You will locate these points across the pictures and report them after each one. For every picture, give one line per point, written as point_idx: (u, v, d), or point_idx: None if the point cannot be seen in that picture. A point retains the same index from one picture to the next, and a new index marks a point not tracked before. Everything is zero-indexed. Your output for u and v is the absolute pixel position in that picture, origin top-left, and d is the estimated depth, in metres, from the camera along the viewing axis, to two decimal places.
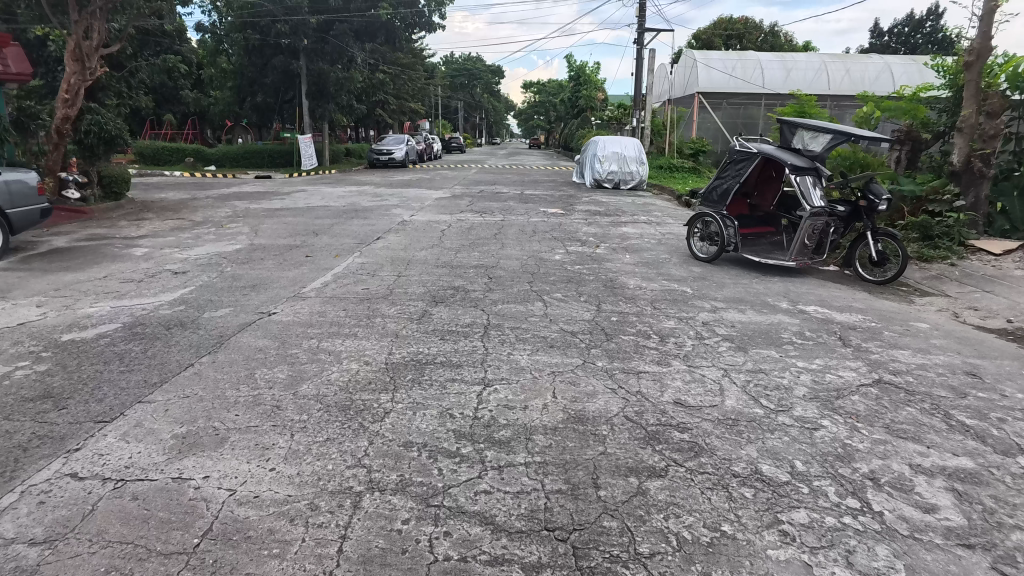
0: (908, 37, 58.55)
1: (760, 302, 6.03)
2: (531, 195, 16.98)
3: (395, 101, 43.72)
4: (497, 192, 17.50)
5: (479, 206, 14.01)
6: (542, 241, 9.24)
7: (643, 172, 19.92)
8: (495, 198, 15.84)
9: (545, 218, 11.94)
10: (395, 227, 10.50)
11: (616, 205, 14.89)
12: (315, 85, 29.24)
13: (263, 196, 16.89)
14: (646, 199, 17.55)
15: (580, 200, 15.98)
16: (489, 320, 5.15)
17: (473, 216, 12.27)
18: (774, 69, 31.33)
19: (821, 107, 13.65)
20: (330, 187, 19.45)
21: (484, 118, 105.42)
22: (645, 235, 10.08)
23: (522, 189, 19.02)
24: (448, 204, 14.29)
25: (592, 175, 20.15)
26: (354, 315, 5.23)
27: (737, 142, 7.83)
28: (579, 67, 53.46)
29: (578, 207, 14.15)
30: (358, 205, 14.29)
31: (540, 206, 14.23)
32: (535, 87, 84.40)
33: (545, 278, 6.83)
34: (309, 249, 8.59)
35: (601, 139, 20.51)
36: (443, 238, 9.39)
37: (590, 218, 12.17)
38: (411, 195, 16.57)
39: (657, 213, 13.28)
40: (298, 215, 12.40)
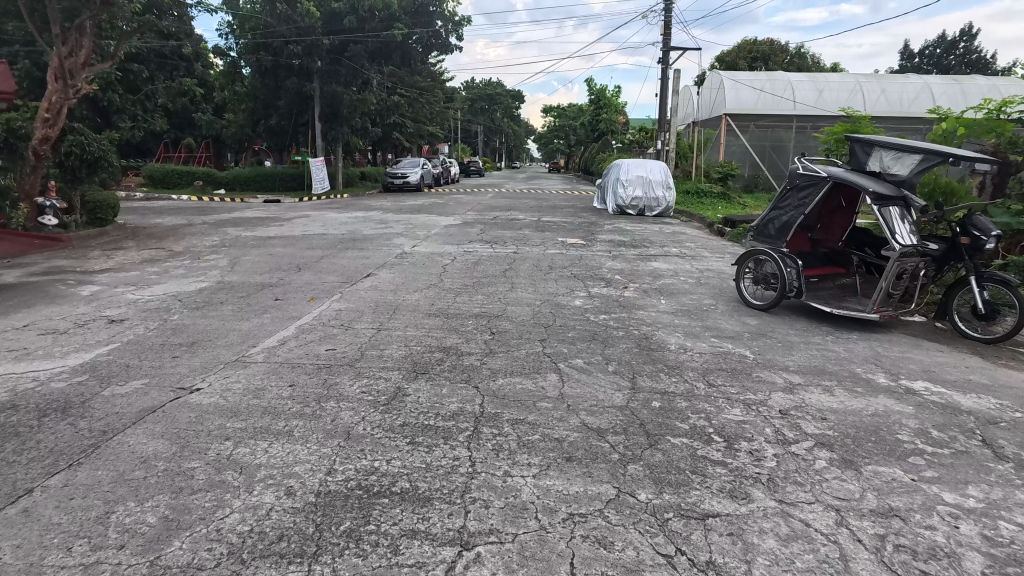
0: (940, 58, 56.62)
1: (848, 376, 4.53)
2: (548, 223, 15.67)
3: (413, 124, 43.12)
4: (512, 219, 16.27)
5: (491, 235, 12.73)
6: (559, 280, 7.84)
7: (670, 198, 18.49)
8: (508, 226, 14.56)
9: (563, 251, 10.57)
10: (392, 261, 9.24)
11: (642, 234, 13.48)
12: (328, 107, 28.57)
13: (262, 222, 15.84)
14: (674, 226, 16.11)
15: (602, 229, 14.62)
16: (482, 407, 3.72)
17: (483, 247, 10.99)
18: (806, 89, 29.85)
19: (879, 128, 11.98)
20: (336, 212, 18.38)
21: (504, 142, 105.40)
22: (680, 272, 8.63)
23: (539, 215, 17.74)
24: (456, 233, 13.04)
25: (615, 201, 18.78)
26: (298, 397, 3.84)
27: (799, 164, 6.39)
28: (599, 90, 52.63)
29: (600, 237, 12.78)
30: (359, 233, 13.10)
31: (558, 236, 12.89)
32: (555, 111, 83.84)
33: (560, 333, 5.41)
34: (284, 288, 7.33)
35: (624, 162, 19.15)
36: (443, 275, 8.06)
37: (614, 250, 10.77)
38: (419, 222, 15.37)
39: (689, 245, 11.82)
40: (290, 245, 11.25)
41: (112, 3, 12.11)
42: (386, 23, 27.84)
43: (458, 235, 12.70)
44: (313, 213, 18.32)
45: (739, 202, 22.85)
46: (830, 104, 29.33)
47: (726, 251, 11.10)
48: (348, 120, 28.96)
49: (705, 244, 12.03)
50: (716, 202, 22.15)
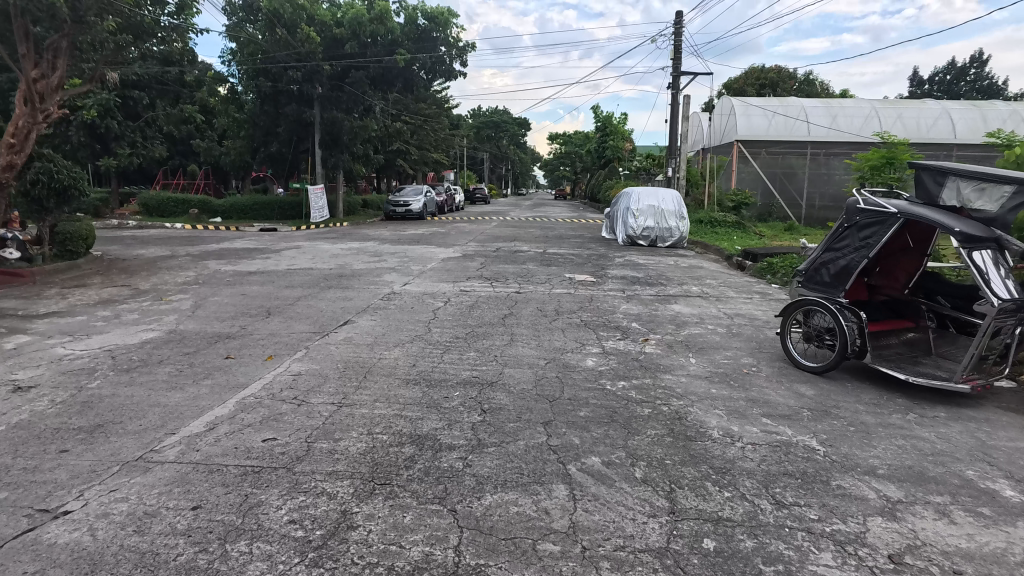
0: (951, 85, 55.89)
1: (959, 485, 3.36)
2: (554, 255, 14.59)
3: (417, 151, 42.57)
4: (516, 250, 15.24)
5: (491, 270, 11.66)
6: (567, 330, 6.69)
7: (683, 228, 17.44)
8: (511, 259, 13.49)
9: (572, 290, 9.44)
10: (377, 303, 8.16)
11: (656, 269, 12.36)
12: (329, 134, 27.95)
13: (248, 254, 14.84)
14: (690, 259, 15.01)
15: (612, 262, 13.53)
16: (458, 556, 2.55)
17: (482, 285, 9.89)
18: (820, 116, 29.01)
19: (914, 152, 10.85)
20: (330, 243, 17.43)
21: (511, 170, 105.45)
22: (706, 319, 7.48)
23: (545, 247, 16.71)
24: (454, 268, 11.98)
25: (625, 231, 17.73)
26: (194, 536, 2.68)
27: (858, 197, 5.28)
28: (605, 118, 52.27)
29: (611, 273, 11.66)
30: (349, 267, 12.09)
31: (564, 271, 11.80)
32: (561, 138, 83.77)
33: (569, 413, 4.25)
34: (243, 339, 6.24)
35: (635, 190, 18.14)
36: (432, 323, 6.94)
37: (627, 290, 9.64)
38: (416, 254, 14.35)
39: (710, 283, 10.68)
40: (270, 282, 10.21)
41: (86, 22, 11.32)
42: (388, 49, 27.33)
43: (456, 270, 11.64)
44: (306, 243, 17.38)
45: (754, 232, 21.82)
46: (846, 130, 28.43)
47: (752, 291, 9.94)
48: (349, 147, 28.29)
49: (728, 282, 10.89)
50: (731, 231, 21.12)
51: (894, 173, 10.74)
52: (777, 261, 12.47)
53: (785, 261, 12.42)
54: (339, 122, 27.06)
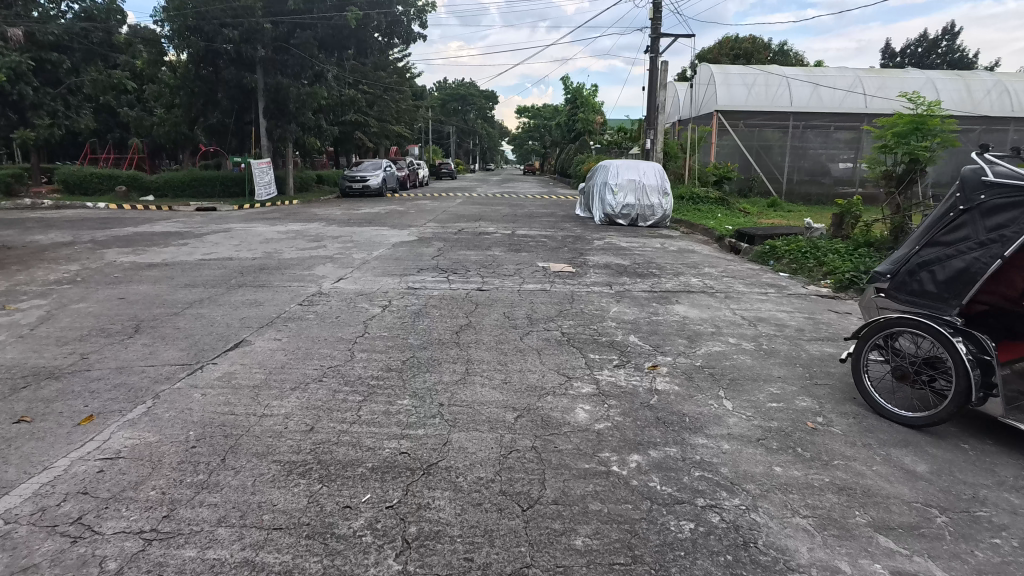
0: (923, 58, 55.31)
1: None
2: (525, 238, 12.68)
3: (376, 123, 39.80)
4: (482, 233, 13.34)
5: (450, 258, 9.73)
6: (547, 353, 4.87)
7: (666, 206, 15.74)
8: (474, 243, 11.59)
9: (548, 287, 7.60)
10: (294, 311, 6.19)
11: (643, 255, 10.64)
12: (274, 102, 25.27)
13: (164, 239, 12.57)
14: (677, 240, 13.35)
15: (591, 246, 11.72)
16: None
17: (437, 280, 7.98)
18: (802, 85, 27.54)
19: (947, 120, 9.21)
20: (267, 225, 15.17)
21: (479, 144, 102.53)
22: (722, 330, 5.74)
23: (514, 227, 14.82)
24: (406, 256, 10.01)
25: (603, 209, 15.93)
26: None
27: (981, 166, 3.57)
28: (575, 90, 50.18)
29: (592, 260, 9.86)
30: (278, 256, 10.03)
31: (537, 258, 9.95)
32: (530, 111, 81.31)
33: (558, 546, 2.44)
34: (69, 380, 4.22)
35: (614, 162, 16.31)
36: (360, 344, 5.03)
37: (614, 284, 7.84)
38: (364, 238, 12.35)
39: (709, 273, 8.94)
40: (168, 278, 8.11)
41: None
42: (338, 6, 24.64)
43: (408, 259, 9.68)
44: (239, 226, 15.10)
45: (738, 208, 20.33)
46: (829, 100, 27.04)
47: (762, 284, 8.25)
48: (297, 116, 25.67)
49: (730, 271, 9.19)
50: (715, 208, 19.61)
51: (923, 141, 9.15)
52: (779, 244, 10.82)
53: (789, 244, 10.79)
54: (285, 88, 24.41)
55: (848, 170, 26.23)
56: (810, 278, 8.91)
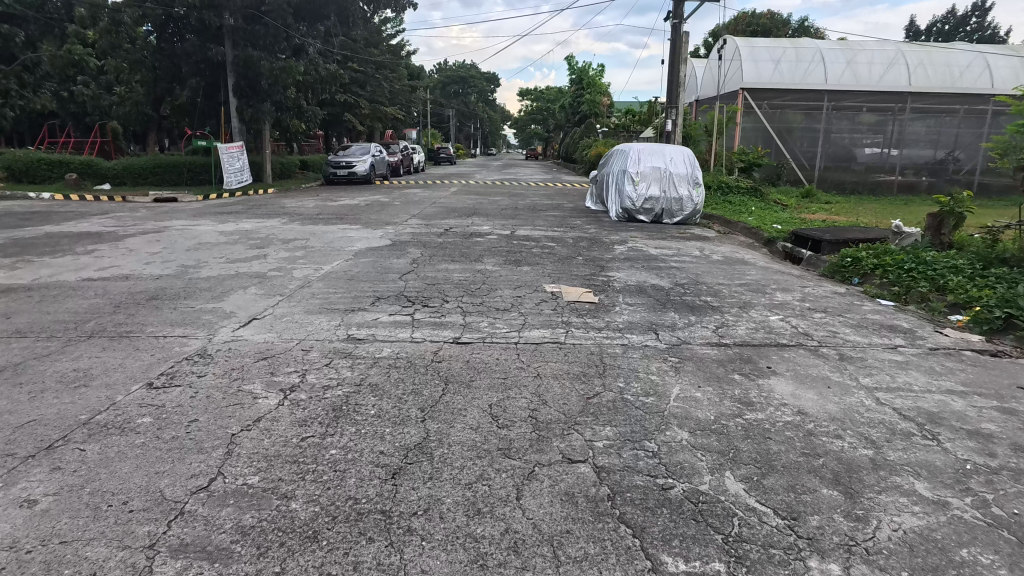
0: (950, 35, 52.02)
1: None
2: (527, 242, 10.07)
3: (367, 104, 36.93)
4: (476, 234, 10.77)
5: (426, 276, 7.18)
6: (574, 555, 2.29)
7: (697, 199, 13.06)
8: (461, 250, 9.01)
9: (561, 337, 4.98)
10: (129, 402, 3.60)
11: (683, 269, 8.06)
12: (245, 78, 22.49)
13: (73, 244, 9.99)
14: (717, 244, 10.76)
15: (613, 254, 9.13)
16: None
17: (398, 319, 5.41)
18: (838, 61, 24.70)
19: None
20: (215, 223, 12.56)
21: (480, 128, 99.21)
22: (889, 457, 3.13)
23: (513, 226, 12.23)
24: (365, 271, 7.43)
25: (621, 203, 13.27)
26: None
27: None
28: (580, 69, 47.15)
29: (619, 279, 7.28)
30: (195, 273, 7.46)
31: (544, 276, 7.38)
32: (533, 92, 78.09)
33: None
34: None
35: (634, 146, 13.62)
36: (186, 528, 2.42)
37: (660, 331, 5.23)
38: (322, 242, 9.78)
39: (786, 304, 6.34)
40: (3, 317, 5.55)
41: None
42: None
43: (369, 277, 7.12)
44: (183, 223, 12.52)
45: (772, 200, 17.69)
46: (868, 78, 24.26)
47: (870, 325, 5.66)
48: (271, 94, 22.86)
49: (811, 300, 6.60)
50: (747, 200, 17.01)
51: None
52: (865, 253, 8.21)
53: (879, 253, 8.17)
54: (255, 61, 21.56)
55: (875, 155, 23.65)
56: (931, 308, 6.35)
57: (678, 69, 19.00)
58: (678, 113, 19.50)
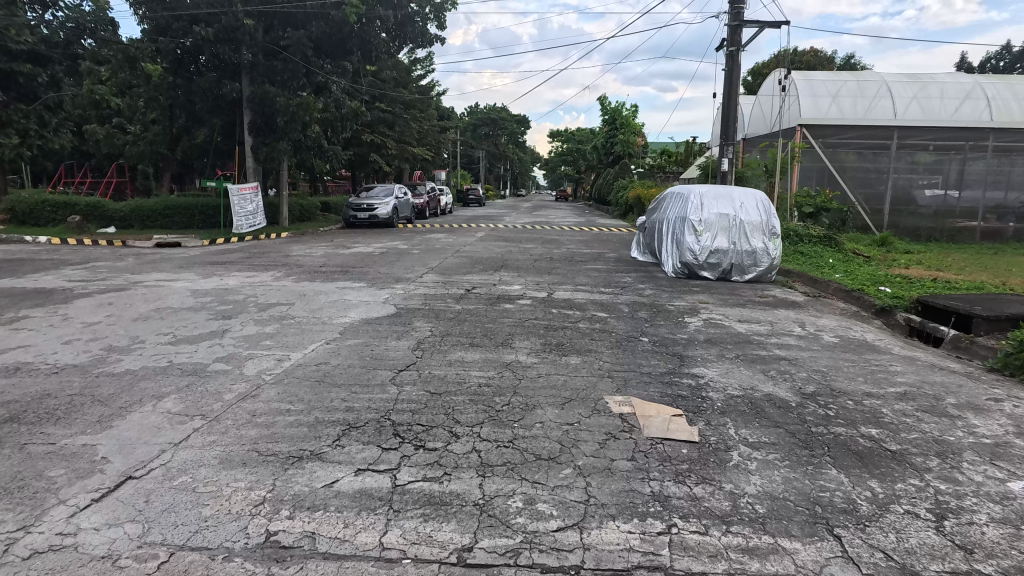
0: (1007, 71, 49.19)
1: None
2: (571, 311, 7.83)
3: (394, 144, 35.82)
4: (507, 298, 8.59)
5: (433, 378, 4.93)
6: None
7: (774, 252, 10.76)
8: (485, 325, 6.79)
9: (663, 553, 2.64)
10: None
11: (796, 363, 5.67)
12: (261, 115, 21.16)
13: (6, 306, 8.07)
14: (816, 314, 8.34)
15: (689, 333, 6.79)
16: None
17: (367, 487, 3.13)
18: (907, 93, 22.20)
19: None
20: (199, 277, 10.67)
21: (510, 169, 98.88)
22: None
23: (549, 283, 10.07)
24: (346, 366, 5.22)
25: (680, 256, 10.98)
26: None
27: None
28: (614, 109, 45.73)
29: (714, 386, 4.92)
30: (118, 362, 5.40)
31: (602, 375, 5.10)
32: (564, 133, 77.38)
33: None
34: None
35: (695, 189, 11.38)
36: None
37: (839, 532, 2.84)
38: (312, 309, 7.69)
39: (1008, 449, 3.87)
40: None
41: None
42: None
43: (349, 378, 4.90)
44: (160, 277, 10.66)
45: (850, 250, 15.19)
46: (943, 113, 21.53)
47: None
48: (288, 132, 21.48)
49: None
50: (823, 251, 14.63)
51: None
52: None
53: None
54: (272, 97, 20.21)
55: (937, 198, 21.06)
56: None
57: (734, 103, 16.27)
58: (734, 151, 16.54)
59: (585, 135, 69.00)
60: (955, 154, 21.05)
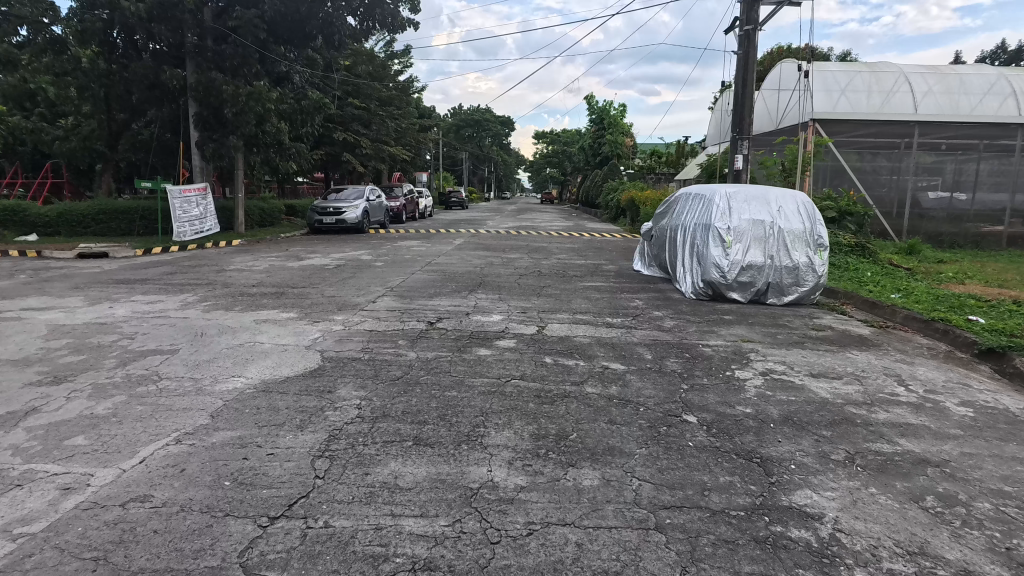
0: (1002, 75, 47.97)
1: None
2: (571, 361, 5.49)
3: (369, 143, 33.31)
4: (483, 339, 6.25)
5: (329, 545, 2.59)
6: None
7: (821, 268, 8.57)
8: (445, 397, 4.44)
9: None
10: None
11: (959, 477, 3.41)
12: (208, 106, 18.63)
13: None
14: (903, 357, 6.13)
15: (753, 406, 4.48)
16: None
17: None
18: (925, 86, 20.48)
19: None
20: (84, 305, 8.17)
21: (495, 172, 96.70)
22: None
23: (540, 311, 7.77)
24: (174, 511, 2.85)
25: (703, 272, 8.74)
26: None
27: None
28: (601, 109, 43.65)
29: (854, 554, 2.64)
30: None
31: (648, 528, 2.78)
32: (549, 135, 75.50)
33: None
34: None
35: (719, 190, 9.20)
36: None
37: None
38: (195, 363, 5.27)
39: None
40: None
41: None
42: None
43: (162, 551, 2.54)
44: (33, 305, 8.15)
45: (886, 261, 13.09)
46: (965, 107, 19.95)
47: None
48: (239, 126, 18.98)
49: None
50: (858, 263, 12.52)
51: None
52: None
53: None
54: (218, 86, 17.66)
55: (942, 201, 18.77)
56: None
57: (749, 91, 14.00)
58: (749, 146, 14.27)
59: (572, 137, 67.04)
60: (959, 154, 18.70)
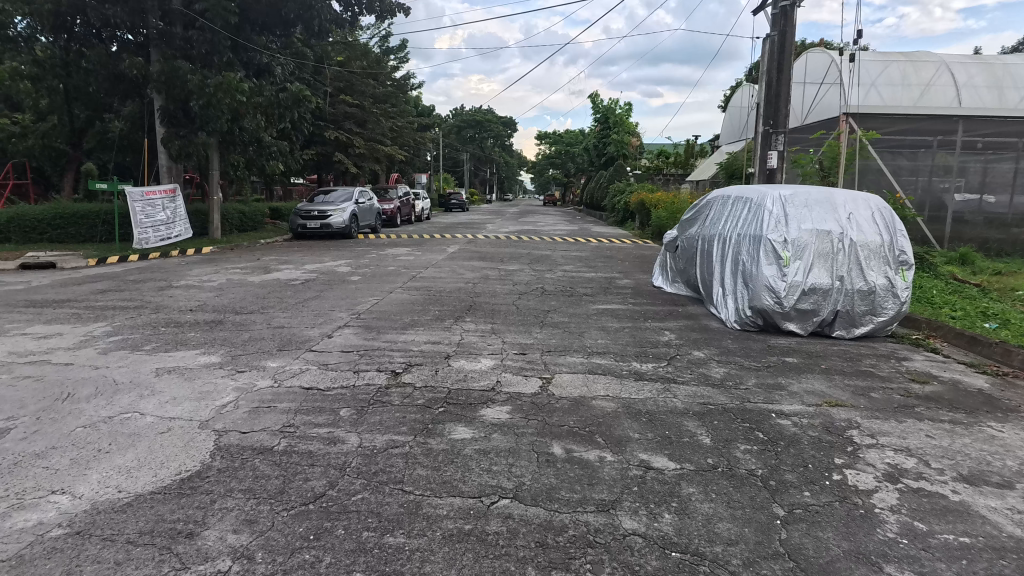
0: None
1: None
2: (592, 455, 3.59)
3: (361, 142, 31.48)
4: (462, 407, 4.35)
5: None
6: None
7: (903, 292, 6.68)
8: (383, 555, 2.56)
9: None
10: None
11: None
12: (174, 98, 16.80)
13: None
14: None
15: (914, 570, 2.60)
16: None
17: None
18: (967, 77, 18.57)
19: None
20: None
21: (496, 173, 94.81)
22: None
23: (542, 352, 5.88)
24: None
25: (751, 297, 6.86)
26: None
27: None
28: (606, 108, 41.75)
29: None
30: None
31: None
32: (552, 136, 73.61)
33: None
34: None
35: (770, 192, 7.36)
36: None
37: None
38: (7, 465, 3.38)
39: None
40: None
41: None
42: None
43: None
44: None
45: (948, 276, 11.16)
46: (1012, 101, 18.04)
47: None
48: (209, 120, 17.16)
49: None
50: (919, 280, 10.60)
51: None
52: None
53: None
54: (184, 75, 15.83)
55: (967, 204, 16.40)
56: None
57: (786, 77, 12.09)
58: (785, 140, 12.31)
59: (575, 138, 65.15)
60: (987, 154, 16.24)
